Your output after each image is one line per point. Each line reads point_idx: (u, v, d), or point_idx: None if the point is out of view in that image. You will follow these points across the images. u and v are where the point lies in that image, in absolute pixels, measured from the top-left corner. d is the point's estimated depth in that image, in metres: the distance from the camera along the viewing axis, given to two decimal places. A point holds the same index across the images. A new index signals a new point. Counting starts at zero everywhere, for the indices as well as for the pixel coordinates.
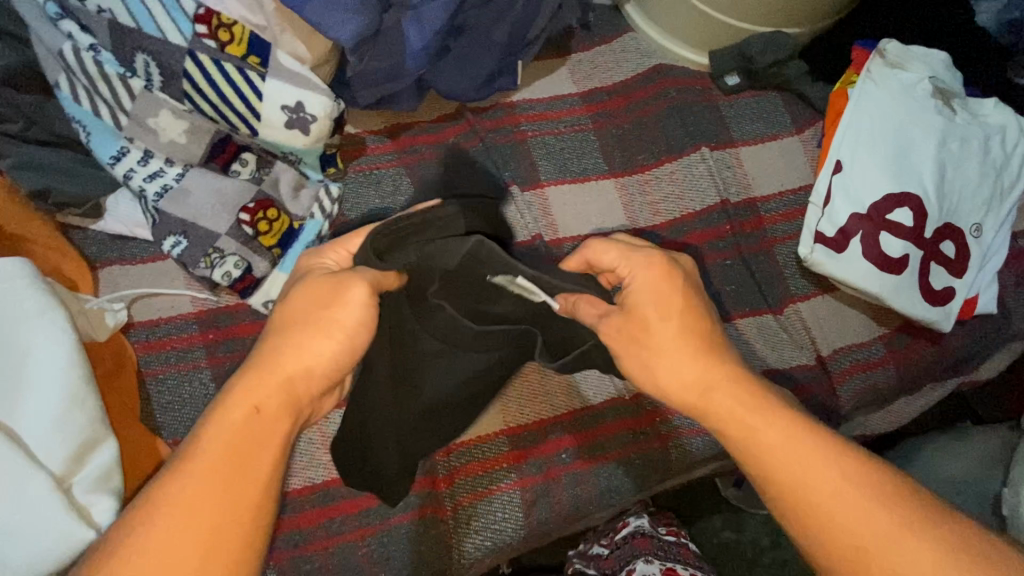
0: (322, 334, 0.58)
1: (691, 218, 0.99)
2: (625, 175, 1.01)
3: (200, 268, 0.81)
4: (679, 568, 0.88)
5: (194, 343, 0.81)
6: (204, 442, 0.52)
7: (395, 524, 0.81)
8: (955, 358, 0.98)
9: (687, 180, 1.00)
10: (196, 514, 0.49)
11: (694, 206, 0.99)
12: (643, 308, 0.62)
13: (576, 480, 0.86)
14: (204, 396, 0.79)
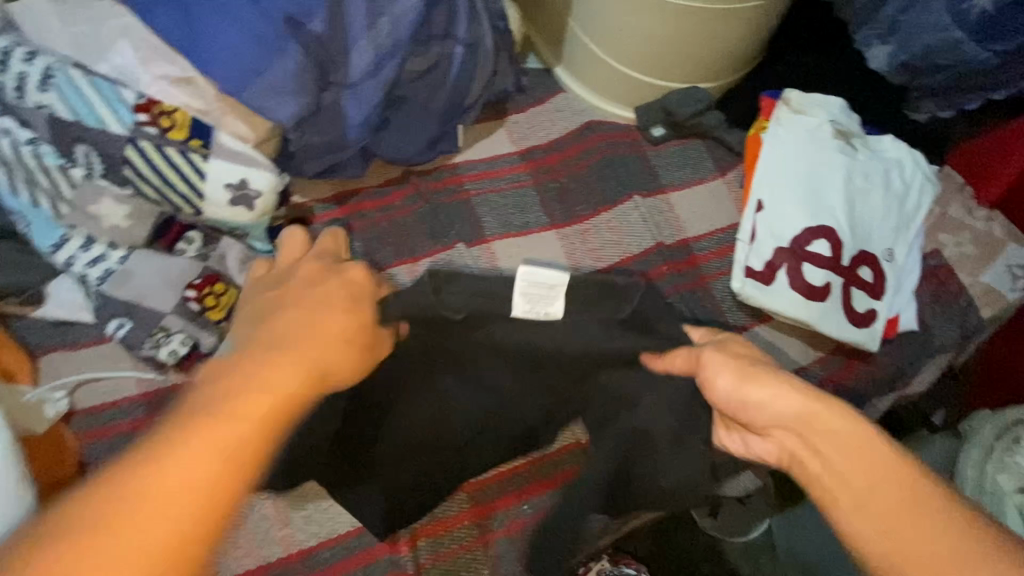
0: (309, 323, 0.57)
1: (632, 263, 1.04)
2: (566, 226, 1.06)
3: (145, 349, 0.81)
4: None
5: (138, 427, 0.79)
6: (188, 439, 0.47)
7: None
8: (889, 373, 1.03)
9: (626, 227, 1.06)
10: (180, 498, 0.45)
11: (634, 251, 1.05)
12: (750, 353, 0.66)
13: (538, 530, 0.87)
14: None
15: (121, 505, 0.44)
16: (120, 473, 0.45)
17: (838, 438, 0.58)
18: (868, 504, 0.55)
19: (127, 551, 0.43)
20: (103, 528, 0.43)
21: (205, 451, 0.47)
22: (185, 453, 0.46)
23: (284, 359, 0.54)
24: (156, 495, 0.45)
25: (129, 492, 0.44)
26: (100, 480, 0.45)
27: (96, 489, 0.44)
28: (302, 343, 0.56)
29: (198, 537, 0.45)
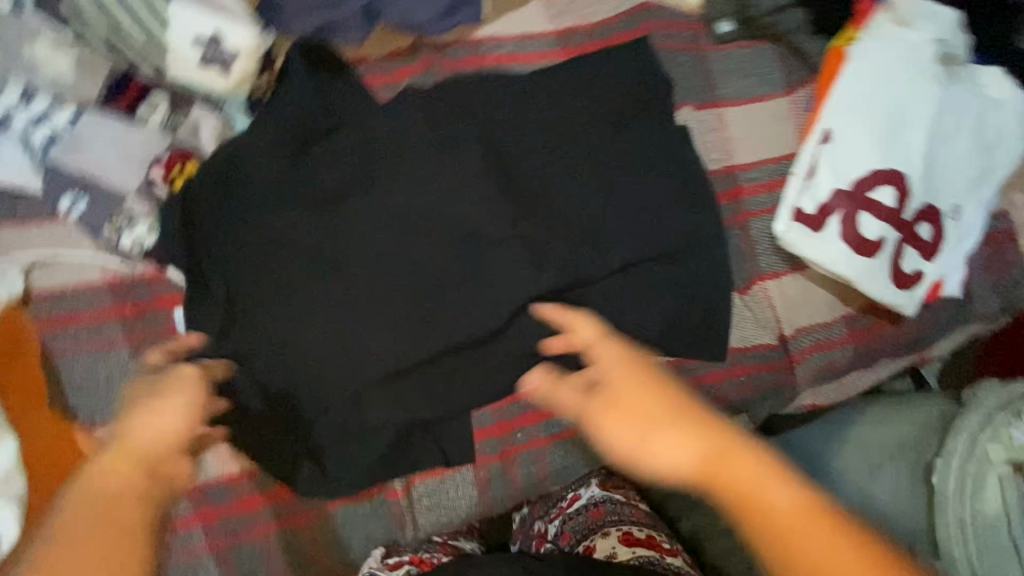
0: (638, 420, 0.59)
1: (671, 180, 0.88)
2: (601, 125, 0.87)
3: (106, 233, 0.72)
4: (637, 531, 0.85)
5: (108, 319, 0.71)
6: (78, 491, 0.55)
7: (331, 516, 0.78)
8: (911, 338, 0.98)
9: (667, 140, 0.88)
10: (90, 538, 0.52)
11: (675, 169, 0.88)
12: (614, 377, 0.63)
13: (530, 457, 0.85)
14: (121, 380, 0.70)
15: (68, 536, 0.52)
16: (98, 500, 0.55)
17: (686, 461, 0.57)
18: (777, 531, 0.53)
19: (78, 530, 0.53)
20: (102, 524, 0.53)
21: (111, 503, 0.55)
22: (158, 414, 0.61)
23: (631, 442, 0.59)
24: (103, 521, 0.53)
25: (106, 494, 0.55)
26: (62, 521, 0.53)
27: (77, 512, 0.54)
28: (649, 414, 0.59)
29: (116, 509, 0.55)
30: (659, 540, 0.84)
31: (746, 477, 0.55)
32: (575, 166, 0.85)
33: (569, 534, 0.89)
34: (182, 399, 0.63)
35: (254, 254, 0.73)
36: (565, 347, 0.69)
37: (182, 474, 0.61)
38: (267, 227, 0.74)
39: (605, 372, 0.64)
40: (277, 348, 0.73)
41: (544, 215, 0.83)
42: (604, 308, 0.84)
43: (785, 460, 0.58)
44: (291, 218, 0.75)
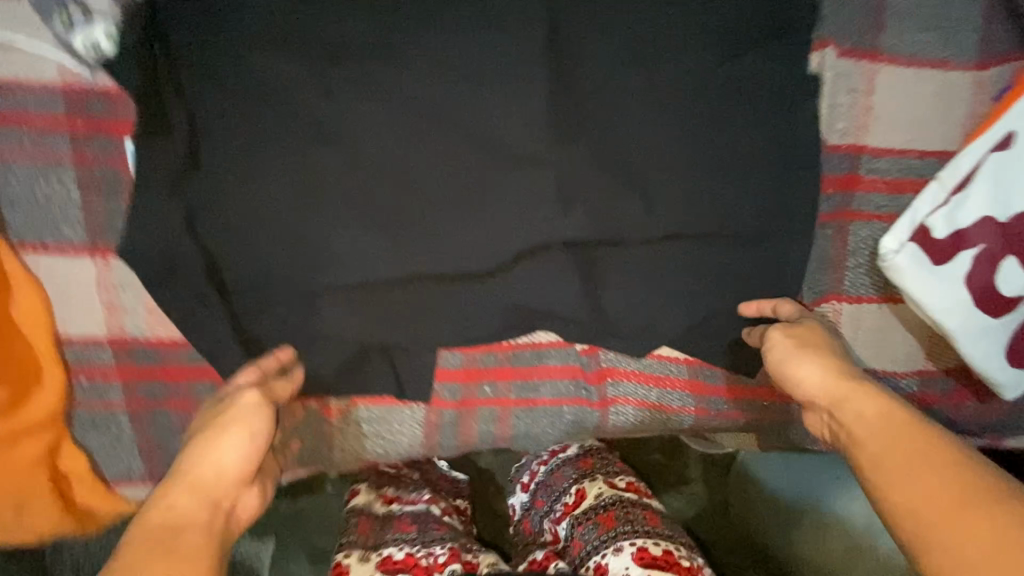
0: (868, 395, 0.56)
1: (769, 144, 0.66)
2: (708, 43, 0.64)
3: (58, 26, 0.60)
4: (652, 546, 0.63)
5: (55, 129, 0.61)
6: (171, 498, 0.48)
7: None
8: (996, 423, 0.78)
9: (785, 89, 0.66)
10: (151, 560, 0.43)
11: (780, 131, 0.66)
12: (807, 332, 0.65)
13: (492, 415, 0.75)
14: (62, 203, 0.62)
15: (137, 543, 0.44)
16: (167, 532, 0.45)
17: (875, 426, 0.53)
18: (930, 518, 0.45)
19: (160, 569, 0.42)
20: (158, 545, 0.44)
21: (189, 533, 0.46)
22: (236, 422, 0.52)
23: (861, 419, 0.55)
24: (157, 527, 0.46)
25: (173, 525, 0.46)
26: (162, 541, 0.45)
27: (156, 530, 0.45)
28: (858, 403, 0.56)
29: (178, 547, 0.44)
30: (678, 562, 0.61)
31: (915, 465, 0.48)
32: (653, 90, 0.64)
33: (577, 539, 0.67)
34: (243, 426, 0.52)
35: (230, 95, 0.60)
36: (784, 341, 0.64)
37: (241, 506, 0.51)
38: (251, 67, 0.60)
39: (861, 407, 0.55)
40: (230, 217, 0.61)
41: (593, 145, 0.65)
42: (630, 280, 0.68)
43: (926, 427, 0.51)
44: (281, 64, 0.60)
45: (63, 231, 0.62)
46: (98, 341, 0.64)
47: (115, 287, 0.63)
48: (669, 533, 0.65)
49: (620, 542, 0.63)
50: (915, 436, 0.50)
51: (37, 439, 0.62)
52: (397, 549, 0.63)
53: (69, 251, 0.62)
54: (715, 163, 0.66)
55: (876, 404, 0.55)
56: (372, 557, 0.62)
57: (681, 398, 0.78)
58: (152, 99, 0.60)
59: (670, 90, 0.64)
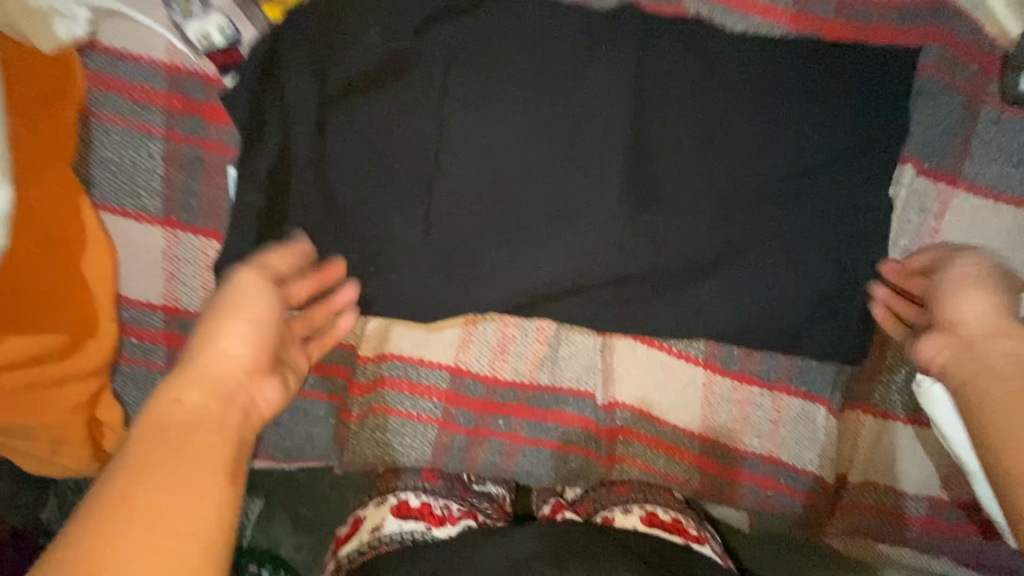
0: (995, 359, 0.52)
1: (825, 240, 0.67)
2: (784, 136, 0.66)
3: (176, 14, 0.62)
4: (661, 513, 0.75)
5: (153, 102, 0.65)
6: (186, 391, 0.45)
7: (336, 550, 0.73)
8: (991, 560, 0.78)
9: (854, 195, 0.66)
10: (186, 476, 0.39)
11: (840, 230, 0.67)
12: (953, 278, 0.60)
13: (501, 447, 0.77)
14: (146, 170, 0.65)
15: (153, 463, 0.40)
16: (183, 426, 0.42)
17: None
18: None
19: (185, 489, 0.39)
20: (173, 452, 0.40)
21: (188, 457, 0.41)
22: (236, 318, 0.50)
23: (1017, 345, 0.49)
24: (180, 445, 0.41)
25: (181, 446, 0.41)
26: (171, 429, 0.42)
27: (148, 434, 0.41)
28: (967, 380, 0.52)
29: (188, 464, 0.40)
30: (687, 529, 0.73)
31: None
32: (721, 172, 0.66)
33: (587, 500, 0.78)
34: (246, 319, 0.51)
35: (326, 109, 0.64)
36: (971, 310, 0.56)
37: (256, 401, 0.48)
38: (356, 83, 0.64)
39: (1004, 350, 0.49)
40: (304, 212, 0.65)
41: (653, 213, 0.66)
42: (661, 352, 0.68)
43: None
44: (383, 84, 0.64)
45: (142, 200, 0.66)
46: (153, 306, 0.67)
47: (177, 258, 0.66)
48: (682, 509, 0.77)
49: (613, 512, 0.75)
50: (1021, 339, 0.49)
51: (82, 384, 0.65)
52: (414, 497, 0.73)
53: (143, 218, 0.66)
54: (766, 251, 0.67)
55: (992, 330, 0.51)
56: (389, 501, 0.73)
57: (686, 470, 0.79)
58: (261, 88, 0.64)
59: (739, 175, 0.66)
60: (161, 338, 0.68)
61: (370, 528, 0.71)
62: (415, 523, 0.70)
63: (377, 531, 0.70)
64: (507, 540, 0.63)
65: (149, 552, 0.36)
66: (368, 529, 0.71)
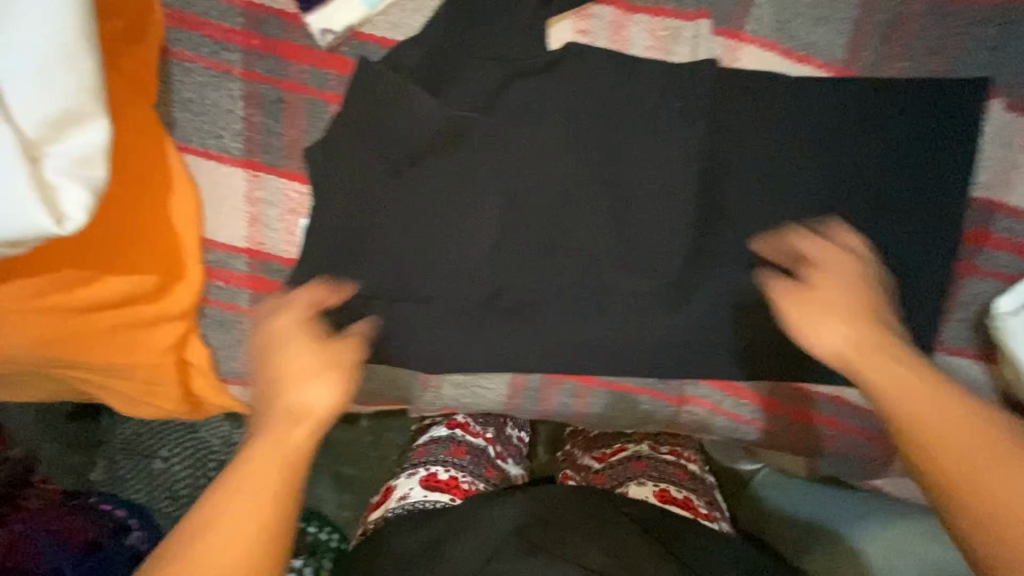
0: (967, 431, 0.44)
1: (900, 178, 0.68)
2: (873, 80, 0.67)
3: None
4: (675, 490, 0.75)
5: (231, 40, 0.64)
6: (304, 381, 0.49)
7: (369, 515, 0.79)
8: None
9: (935, 129, 0.67)
10: (257, 487, 0.43)
11: (918, 166, 0.68)
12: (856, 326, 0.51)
13: (573, 390, 0.78)
14: (227, 112, 0.65)
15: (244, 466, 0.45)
16: (289, 424, 0.47)
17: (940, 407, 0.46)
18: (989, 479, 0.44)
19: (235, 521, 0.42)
20: (271, 448, 0.45)
21: (265, 462, 0.45)
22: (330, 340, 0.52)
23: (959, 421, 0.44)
24: (270, 453, 0.45)
25: (273, 447, 0.46)
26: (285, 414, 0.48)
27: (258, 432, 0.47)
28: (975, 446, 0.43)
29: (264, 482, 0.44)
30: (696, 505, 0.73)
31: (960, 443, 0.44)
32: (803, 115, 0.68)
33: (606, 474, 0.81)
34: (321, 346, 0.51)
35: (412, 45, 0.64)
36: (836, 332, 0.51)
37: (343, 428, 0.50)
38: (442, 21, 0.64)
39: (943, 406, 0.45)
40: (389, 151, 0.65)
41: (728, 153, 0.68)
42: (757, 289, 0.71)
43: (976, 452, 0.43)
44: (468, 21, 0.64)
45: (223, 142, 0.65)
46: (236, 249, 0.68)
47: (260, 201, 0.66)
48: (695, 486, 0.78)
49: (627, 484, 0.77)
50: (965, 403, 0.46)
51: (173, 326, 0.66)
52: (442, 471, 0.78)
53: (225, 159, 0.66)
54: (853, 198, 0.69)
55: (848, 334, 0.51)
56: (417, 472, 0.79)
57: (751, 411, 0.80)
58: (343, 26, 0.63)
59: (819, 119, 0.68)
60: (242, 281, 0.68)
61: (397, 497, 0.76)
62: (439, 494, 0.75)
63: (403, 498, 0.75)
64: (513, 506, 0.63)
65: (212, 542, 0.41)
66: (396, 497, 0.76)
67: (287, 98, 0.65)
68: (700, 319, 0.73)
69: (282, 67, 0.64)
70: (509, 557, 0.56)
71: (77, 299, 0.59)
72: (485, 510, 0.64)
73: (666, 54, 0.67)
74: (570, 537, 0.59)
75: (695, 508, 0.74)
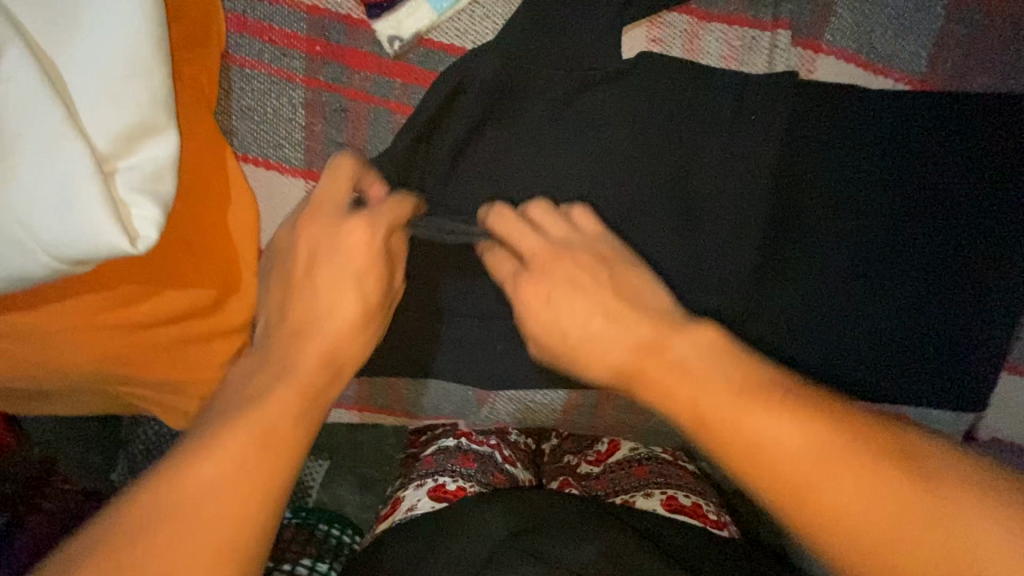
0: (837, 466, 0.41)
1: (921, 250, 0.69)
2: (914, 126, 0.66)
3: None
4: (682, 497, 0.70)
5: (294, 45, 0.61)
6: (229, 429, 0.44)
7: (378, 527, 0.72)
8: None
9: (924, 194, 0.67)
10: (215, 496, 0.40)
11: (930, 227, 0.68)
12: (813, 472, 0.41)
13: (630, 403, 0.75)
14: (289, 120, 0.63)
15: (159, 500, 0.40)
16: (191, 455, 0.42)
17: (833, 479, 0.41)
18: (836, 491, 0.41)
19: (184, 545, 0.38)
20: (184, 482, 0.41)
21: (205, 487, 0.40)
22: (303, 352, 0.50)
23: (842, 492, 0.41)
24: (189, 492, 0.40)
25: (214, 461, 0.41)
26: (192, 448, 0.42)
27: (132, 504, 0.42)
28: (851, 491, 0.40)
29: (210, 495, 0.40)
30: (707, 512, 0.69)
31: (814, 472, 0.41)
32: (810, 259, 0.69)
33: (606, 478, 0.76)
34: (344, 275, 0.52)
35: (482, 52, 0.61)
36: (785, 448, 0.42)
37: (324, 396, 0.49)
38: (515, 25, 0.61)
39: (779, 429, 0.42)
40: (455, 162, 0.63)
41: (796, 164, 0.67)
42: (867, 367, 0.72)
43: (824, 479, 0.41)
44: (541, 27, 0.61)
45: (283, 151, 0.63)
46: None
47: None
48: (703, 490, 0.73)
49: (634, 496, 0.72)
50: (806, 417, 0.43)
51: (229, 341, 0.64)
52: (450, 481, 0.71)
53: (285, 168, 0.64)
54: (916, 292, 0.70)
55: (738, 367, 0.47)
56: (425, 483, 0.71)
57: None
58: (411, 31, 0.61)
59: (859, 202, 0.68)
60: None
61: (404, 509, 0.69)
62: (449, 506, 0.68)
63: (411, 511, 0.68)
64: (511, 506, 0.61)
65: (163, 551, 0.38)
66: (404, 510, 0.70)
67: (349, 107, 0.63)
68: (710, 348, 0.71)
69: (346, 76, 0.62)
70: (509, 557, 0.54)
71: (128, 316, 0.58)
72: (484, 515, 0.61)
73: (740, 65, 0.65)
74: (560, 535, 0.56)
75: (706, 514, 0.69)
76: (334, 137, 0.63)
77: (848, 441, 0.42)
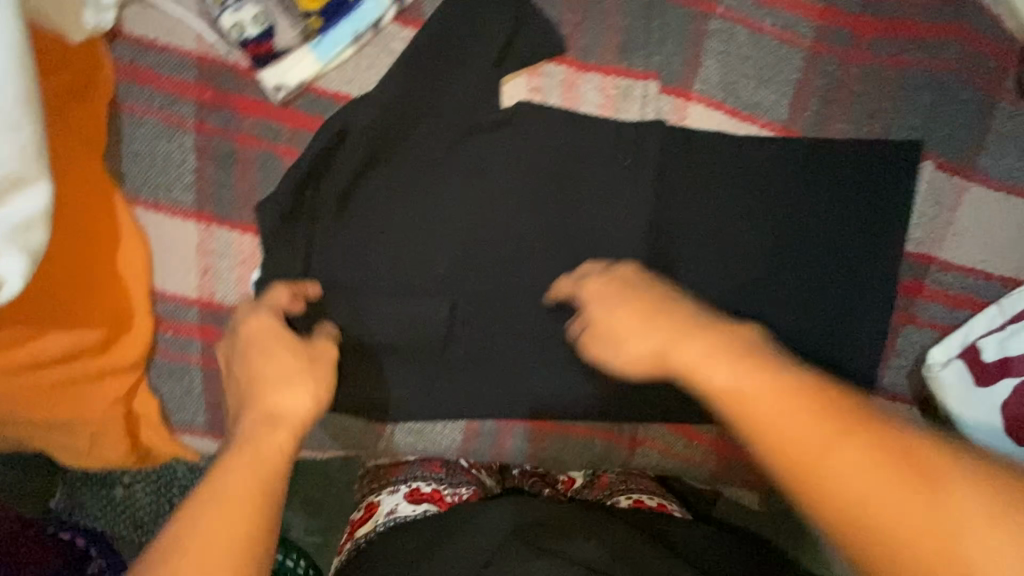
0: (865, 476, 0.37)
1: (810, 339, 0.71)
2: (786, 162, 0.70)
3: (208, 7, 0.62)
4: (648, 500, 0.71)
5: (184, 93, 0.64)
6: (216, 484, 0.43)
7: (349, 537, 0.67)
8: None
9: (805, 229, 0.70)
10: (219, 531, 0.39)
11: (822, 318, 0.71)
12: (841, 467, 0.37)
13: (527, 434, 0.79)
14: (179, 164, 0.65)
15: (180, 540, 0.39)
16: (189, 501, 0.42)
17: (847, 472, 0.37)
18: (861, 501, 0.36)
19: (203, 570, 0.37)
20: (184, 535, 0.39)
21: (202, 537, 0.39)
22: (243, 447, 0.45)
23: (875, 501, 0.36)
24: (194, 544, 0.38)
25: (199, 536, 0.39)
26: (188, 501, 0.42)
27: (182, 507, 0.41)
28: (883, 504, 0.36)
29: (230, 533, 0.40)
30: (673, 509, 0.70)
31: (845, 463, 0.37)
32: None
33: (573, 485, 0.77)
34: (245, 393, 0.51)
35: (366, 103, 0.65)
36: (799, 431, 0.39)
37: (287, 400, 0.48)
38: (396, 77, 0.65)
39: (842, 463, 0.37)
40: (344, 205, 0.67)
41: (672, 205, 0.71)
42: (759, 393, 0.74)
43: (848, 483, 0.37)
44: (423, 80, 0.66)
45: (174, 195, 0.65)
46: (187, 301, 0.67)
47: (212, 253, 0.66)
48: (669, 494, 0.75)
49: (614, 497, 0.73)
50: (817, 413, 0.39)
51: (121, 378, 0.65)
52: (424, 484, 0.69)
53: (176, 211, 0.65)
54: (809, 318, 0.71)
55: (731, 371, 0.42)
56: (399, 489, 0.69)
57: (703, 452, 0.82)
58: (298, 82, 0.64)
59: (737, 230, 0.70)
60: (189, 330, 0.68)
61: (384, 513, 0.66)
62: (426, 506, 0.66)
63: (391, 513, 0.65)
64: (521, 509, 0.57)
65: None
66: (382, 514, 0.66)
67: (240, 152, 0.65)
68: (599, 379, 0.75)
69: (235, 123, 0.65)
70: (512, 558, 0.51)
71: (9, 358, 0.59)
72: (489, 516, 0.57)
73: (615, 112, 0.70)
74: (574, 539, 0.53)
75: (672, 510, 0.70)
76: (225, 182, 0.66)
77: (898, 450, 0.37)
